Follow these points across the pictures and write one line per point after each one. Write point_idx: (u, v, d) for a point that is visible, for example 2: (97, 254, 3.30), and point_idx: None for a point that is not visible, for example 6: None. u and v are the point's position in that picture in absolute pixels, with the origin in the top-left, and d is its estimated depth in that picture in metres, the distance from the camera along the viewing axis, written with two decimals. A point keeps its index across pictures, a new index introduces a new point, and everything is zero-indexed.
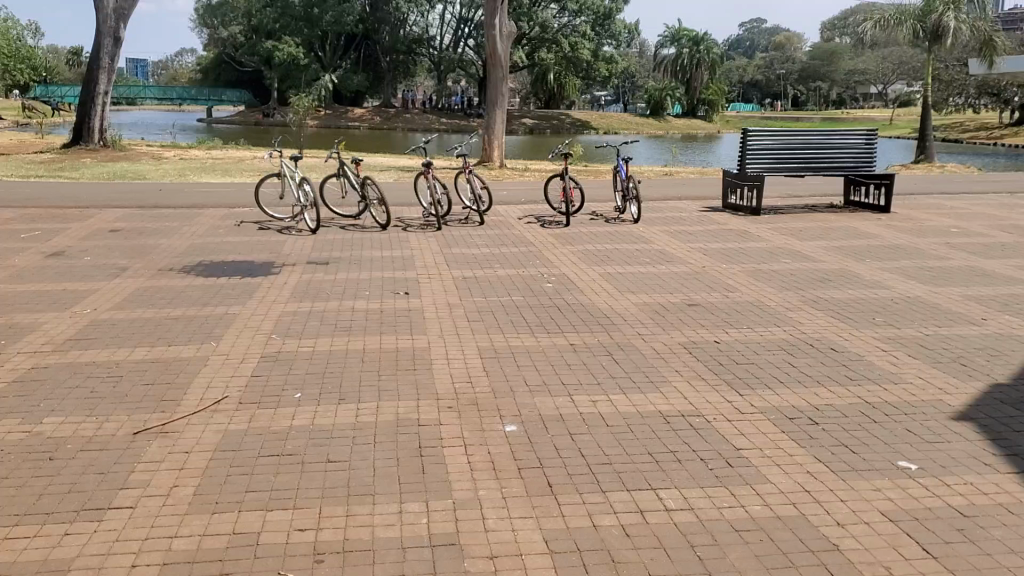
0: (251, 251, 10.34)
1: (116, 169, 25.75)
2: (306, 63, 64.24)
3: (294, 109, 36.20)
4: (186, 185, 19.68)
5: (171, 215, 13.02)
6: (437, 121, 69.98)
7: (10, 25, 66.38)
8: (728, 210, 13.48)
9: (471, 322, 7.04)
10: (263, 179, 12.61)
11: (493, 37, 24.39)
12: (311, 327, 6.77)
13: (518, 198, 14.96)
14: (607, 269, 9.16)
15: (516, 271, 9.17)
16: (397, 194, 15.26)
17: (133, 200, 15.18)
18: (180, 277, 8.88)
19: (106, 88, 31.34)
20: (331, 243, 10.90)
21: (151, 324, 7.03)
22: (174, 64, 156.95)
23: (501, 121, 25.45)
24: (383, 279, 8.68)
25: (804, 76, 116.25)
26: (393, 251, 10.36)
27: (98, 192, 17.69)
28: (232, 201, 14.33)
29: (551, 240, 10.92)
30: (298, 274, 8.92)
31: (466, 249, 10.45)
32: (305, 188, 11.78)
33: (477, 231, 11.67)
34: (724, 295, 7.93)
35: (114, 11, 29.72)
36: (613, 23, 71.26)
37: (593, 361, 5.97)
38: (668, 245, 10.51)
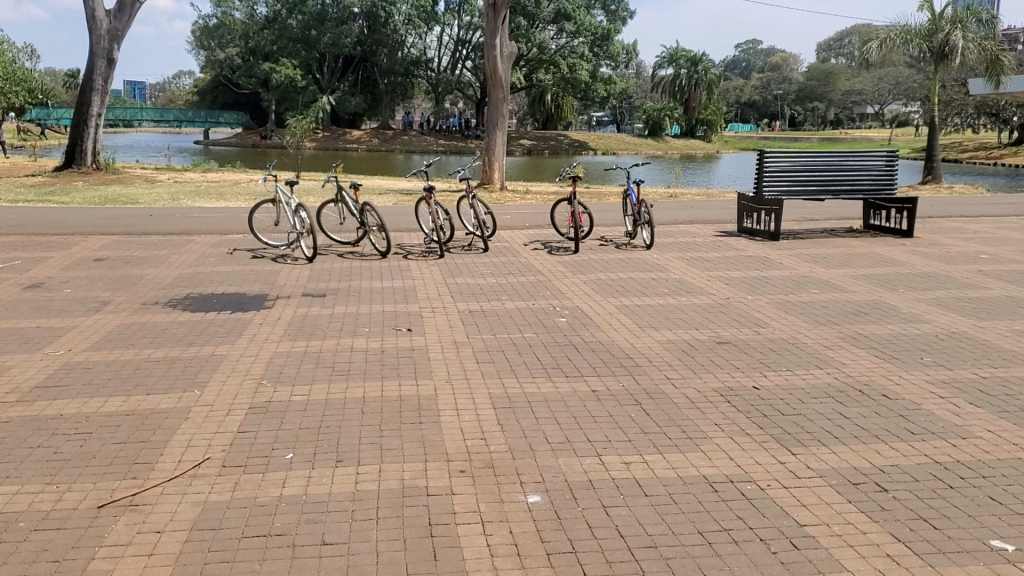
0: (243, 282, 9.73)
1: (108, 193, 25.19)
2: (303, 86, 63.80)
3: (291, 131, 35.70)
4: (179, 209, 19.11)
5: (161, 242, 12.42)
6: (435, 143, 69.64)
7: (6, 47, 66.02)
8: (744, 235, 12.89)
9: (481, 362, 6.40)
10: (257, 204, 12.00)
11: (494, 57, 23.78)
12: (304, 371, 6.13)
13: (522, 222, 14.36)
14: (624, 300, 8.53)
15: (526, 302, 8.53)
16: (397, 219, 14.67)
17: (121, 225, 14.59)
18: (164, 311, 8.26)
19: (99, 110, 30.85)
20: (329, 272, 10.29)
21: (127, 368, 6.39)
22: (171, 85, 156.58)
23: (501, 142, 24.88)
24: (384, 312, 8.05)
25: (801, 96, 116.17)
26: (394, 280, 9.74)
27: (85, 216, 17.10)
28: (224, 227, 13.73)
29: (561, 268, 10.31)
30: (292, 308, 8.29)
31: (472, 277, 9.83)
32: (301, 214, 11.17)
33: (482, 258, 11.05)
34: (755, 330, 7.32)
35: (108, 32, 29.20)
36: (612, 44, 71.01)
37: (620, 411, 5.33)
38: (686, 273, 9.89)
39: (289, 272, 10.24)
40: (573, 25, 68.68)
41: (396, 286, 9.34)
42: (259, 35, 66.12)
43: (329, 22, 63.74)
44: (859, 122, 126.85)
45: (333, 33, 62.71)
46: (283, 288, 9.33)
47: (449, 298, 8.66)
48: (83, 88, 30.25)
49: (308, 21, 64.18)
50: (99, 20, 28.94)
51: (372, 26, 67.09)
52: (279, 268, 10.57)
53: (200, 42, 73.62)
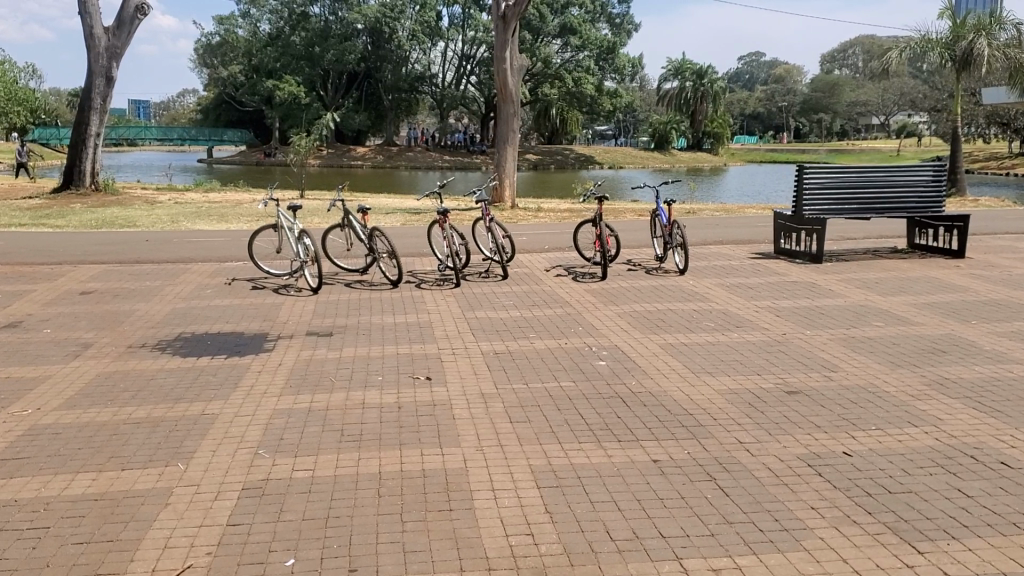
0: (242, 318, 8.82)
1: (106, 216, 24.34)
2: (307, 103, 63.08)
3: (295, 149, 34.87)
4: (177, 233, 18.27)
5: (154, 272, 11.53)
6: (440, 159, 68.88)
7: (7, 67, 65.45)
8: (782, 256, 12.03)
9: (516, 421, 5.44)
10: (257, 230, 11.10)
11: (503, 71, 22.90)
12: (306, 436, 5.21)
13: (540, 245, 13.45)
14: (668, 335, 7.58)
15: (557, 339, 7.61)
16: (407, 242, 13.79)
17: (115, 252, 13.71)
18: (151, 356, 7.34)
19: (98, 130, 30.06)
20: (336, 305, 9.37)
21: (100, 432, 5.45)
22: (175, 104, 156.05)
23: (512, 158, 23.98)
24: (398, 355, 7.14)
25: (806, 108, 115.56)
26: (408, 314, 8.83)
27: (79, 242, 16.23)
28: (223, 253, 12.85)
29: (590, 297, 9.40)
30: (295, 350, 7.36)
31: (495, 309, 8.92)
32: (305, 241, 10.27)
33: (502, 287, 10.14)
34: (825, 376, 6.39)
35: (106, 50, 28.41)
36: (617, 57, 70.34)
37: (691, 491, 4.41)
38: (730, 303, 8.95)
39: (291, 306, 9.34)
40: (578, 39, 68.06)
41: (410, 322, 8.42)
42: (262, 53, 65.54)
43: (332, 39, 63.15)
44: (865, 133, 125.83)
45: (337, 49, 62.10)
46: (285, 325, 8.41)
47: (470, 336, 7.75)
48: (81, 107, 29.46)
49: (311, 38, 63.64)
50: (97, 38, 28.16)
51: (377, 42, 66.39)
52: (281, 301, 9.66)
53: (202, 60, 73.03)
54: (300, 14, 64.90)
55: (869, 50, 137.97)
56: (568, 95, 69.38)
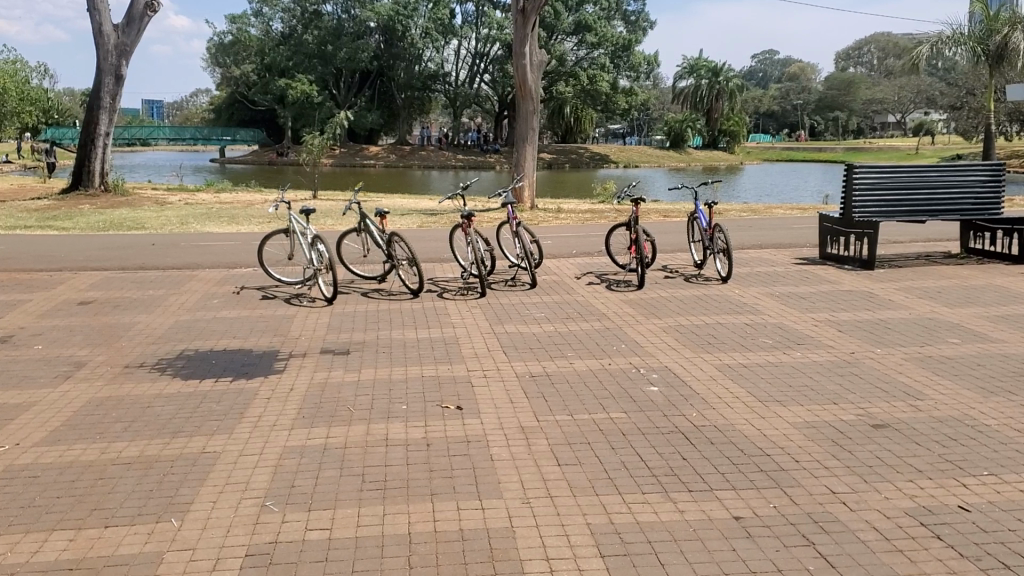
0: (251, 332, 8.08)
1: (115, 217, 23.71)
2: (320, 102, 62.47)
3: (307, 148, 34.22)
4: (187, 236, 17.59)
5: (160, 280, 10.82)
6: (453, 158, 68.16)
7: (19, 67, 65.12)
8: (829, 262, 11.25)
9: (567, 465, 4.66)
10: (267, 235, 10.37)
11: (523, 67, 22.09)
12: (321, 484, 4.45)
13: (568, 249, 12.68)
14: (724, 355, 6.79)
15: (600, 358, 6.84)
16: (426, 248, 13.03)
17: (119, 257, 13.01)
18: (150, 379, 6.59)
19: (107, 130, 29.45)
20: (352, 317, 8.64)
21: (85, 476, 4.70)
22: (188, 104, 155.82)
23: (532, 157, 23.22)
24: (424, 377, 6.38)
25: (821, 106, 114.42)
26: (431, 327, 8.08)
27: (84, 245, 15.58)
28: (233, 259, 12.12)
29: (630, 308, 8.64)
30: (309, 372, 6.61)
31: (527, 321, 8.17)
32: (318, 248, 9.54)
33: (532, 297, 9.38)
34: (911, 406, 5.60)
35: (115, 48, 27.84)
36: (632, 54, 69.54)
37: (789, 563, 3.63)
38: (785, 317, 8.16)
39: (305, 318, 8.60)
40: (594, 36, 67.24)
41: (436, 337, 7.66)
42: (274, 52, 65.00)
43: (345, 37, 62.61)
44: (882, 130, 124.49)
45: (349, 48, 61.55)
46: (298, 341, 7.67)
47: (503, 353, 6.99)
48: (90, 106, 28.87)
49: (324, 36, 63.06)
50: (106, 36, 27.59)
51: (389, 41, 65.69)
52: (291, 312, 8.92)
53: (215, 59, 72.60)
54: (312, 12, 64.46)
55: (886, 48, 136.61)
56: (583, 93, 68.61)
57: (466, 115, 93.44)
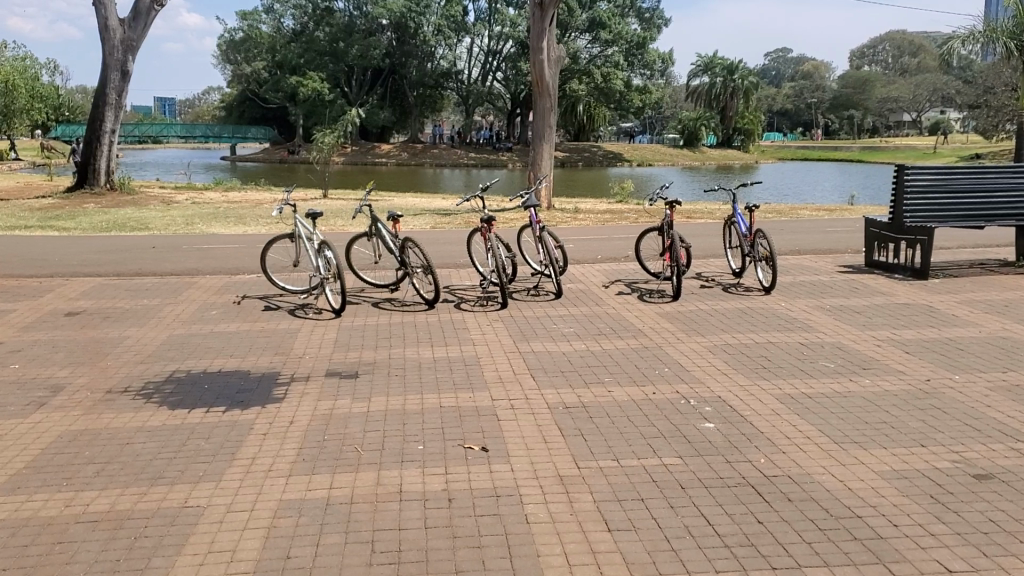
0: (251, 349, 7.30)
1: (121, 217, 23.04)
2: (331, 100, 61.80)
3: (318, 146, 33.50)
4: (192, 236, 16.84)
5: (156, 287, 10.06)
6: (465, 156, 67.46)
7: (28, 64, 64.69)
8: (877, 269, 10.45)
9: (620, 533, 3.84)
10: (271, 240, 9.57)
11: (540, 62, 21.28)
12: (324, 558, 3.66)
13: (592, 254, 11.89)
14: (785, 385, 5.97)
15: (642, 383, 6.03)
16: (442, 254, 12.25)
17: (116, 260, 12.25)
18: (133, 408, 5.81)
19: (113, 127, 28.73)
20: (362, 331, 7.85)
21: (42, 539, 3.93)
22: (200, 101, 155.62)
23: (548, 156, 22.40)
24: (444, 407, 5.60)
25: (836, 105, 113.14)
26: (450, 344, 7.29)
27: (82, 247, 14.86)
28: (236, 265, 11.35)
29: (667, 322, 7.85)
30: (311, 400, 5.82)
31: (557, 338, 7.37)
32: (325, 255, 8.76)
33: (559, 309, 8.58)
34: (1015, 451, 4.79)
35: (122, 43, 27.10)
36: (647, 52, 68.73)
37: None
38: (843, 336, 7.35)
39: (311, 333, 7.83)
40: (608, 33, 66.34)
41: (456, 356, 6.87)
42: (285, 49, 64.36)
43: (357, 34, 61.95)
44: (897, 129, 123.28)
45: (361, 45, 60.87)
46: (302, 361, 6.88)
47: (533, 377, 6.21)
48: (95, 102, 28.12)
49: (335, 33, 62.38)
50: (112, 30, 26.86)
51: (401, 38, 64.93)
52: (295, 326, 8.13)
53: (226, 56, 72.11)
54: (324, 9, 63.77)
55: (901, 46, 135.12)
56: (597, 91, 67.80)
57: (478, 112, 92.80)
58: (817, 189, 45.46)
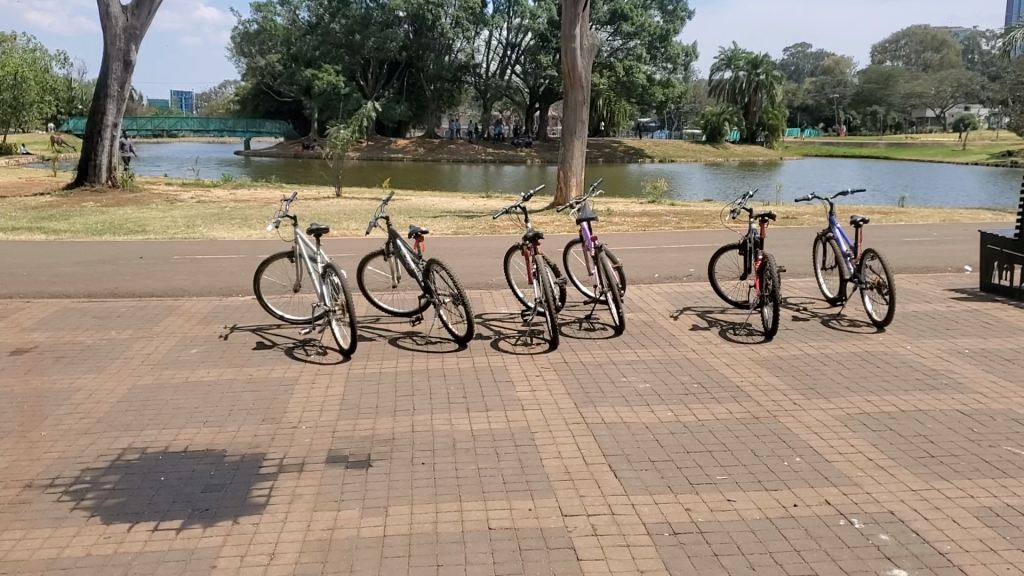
0: (232, 413, 5.53)
1: (118, 217, 21.43)
2: (346, 93, 60.26)
3: (331, 142, 31.76)
4: (191, 243, 15.11)
5: (131, 314, 8.33)
6: (484, 152, 65.91)
7: (38, 55, 63.26)
8: (994, 294, 8.71)
9: None
10: (266, 261, 7.89)
11: (572, 51, 19.42)
12: None
13: (648, 272, 10.12)
14: (983, 496, 4.16)
15: (773, 491, 4.22)
16: (472, 272, 10.49)
17: (91, 272, 10.56)
18: (50, 522, 4.06)
19: (115, 120, 27.07)
20: (376, 384, 6.08)
21: None
22: (216, 94, 154.74)
23: (580, 152, 20.50)
24: (495, 530, 3.83)
25: (859, 100, 110.67)
26: (493, 404, 5.52)
27: (62, 253, 13.24)
28: (229, 285, 9.62)
29: (774, 377, 6.04)
30: (302, 513, 4.07)
31: (632, 398, 5.58)
32: (331, 280, 7.02)
33: (626, 350, 6.79)
34: None
35: (124, 31, 25.50)
36: (670, 45, 67.20)
37: None
38: (1015, 401, 5.54)
39: (312, 387, 6.06)
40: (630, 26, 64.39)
41: (502, 428, 5.10)
42: (301, 42, 62.84)
43: (373, 26, 60.26)
44: (920, 125, 120.76)
45: (377, 37, 59.11)
46: (294, 435, 5.12)
47: (615, 469, 4.47)
48: (96, 94, 26.49)
49: (351, 25, 60.67)
50: (114, 18, 25.22)
51: (418, 30, 63.11)
52: (292, 375, 6.36)
53: (239, 49, 70.73)
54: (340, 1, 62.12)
55: (923, 41, 132.22)
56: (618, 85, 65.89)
57: (496, 106, 91.13)
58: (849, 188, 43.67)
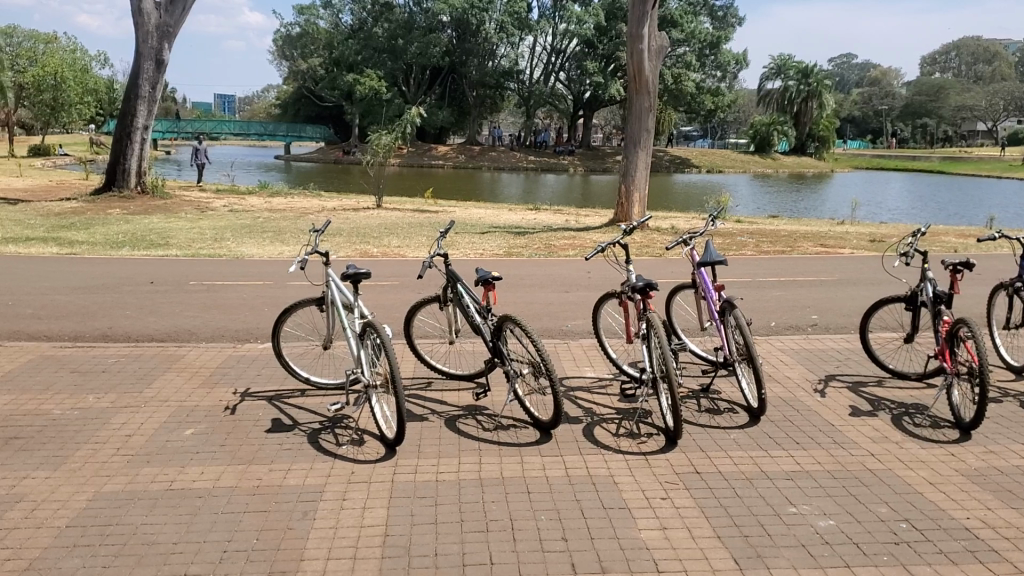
0: (223, 562, 3.72)
1: (143, 227, 19.88)
2: (388, 98, 58.80)
3: (373, 148, 30.14)
4: (215, 262, 13.48)
5: (118, 370, 6.59)
6: (526, 159, 64.20)
7: (79, 57, 62.66)
8: None
9: None
10: (290, 309, 6.09)
11: (639, 53, 17.54)
12: None
13: (761, 318, 8.20)
14: None
15: None
16: (544, 312, 8.68)
17: (85, 303, 8.85)
18: None
19: (145, 123, 25.65)
20: (436, 502, 4.26)
21: None
22: (259, 98, 154.96)
23: (643, 165, 18.48)
24: None
25: (909, 112, 107.56)
26: (616, 553, 3.73)
27: (64, 273, 11.61)
28: (246, 327, 7.89)
29: (1013, 513, 4.16)
30: None
31: (820, 552, 3.77)
32: (372, 345, 5.21)
33: (777, 450, 4.91)
34: None
35: (156, 28, 24.07)
36: (721, 53, 65.15)
37: None
38: None
39: (342, 507, 4.24)
40: (680, 32, 62.35)
41: None
42: (343, 45, 61.60)
43: (416, 31, 58.80)
44: (971, 137, 117.09)
45: (421, 42, 57.59)
46: None
47: None
48: (127, 95, 25.08)
49: (394, 29, 59.31)
50: (146, 14, 23.82)
51: (462, 35, 61.78)
52: (314, 482, 4.55)
53: (282, 52, 69.98)
54: (383, 4, 60.79)
55: (976, 53, 128.35)
56: (666, 93, 63.73)
57: (538, 113, 89.61)
58: (894, 203, 41.71)
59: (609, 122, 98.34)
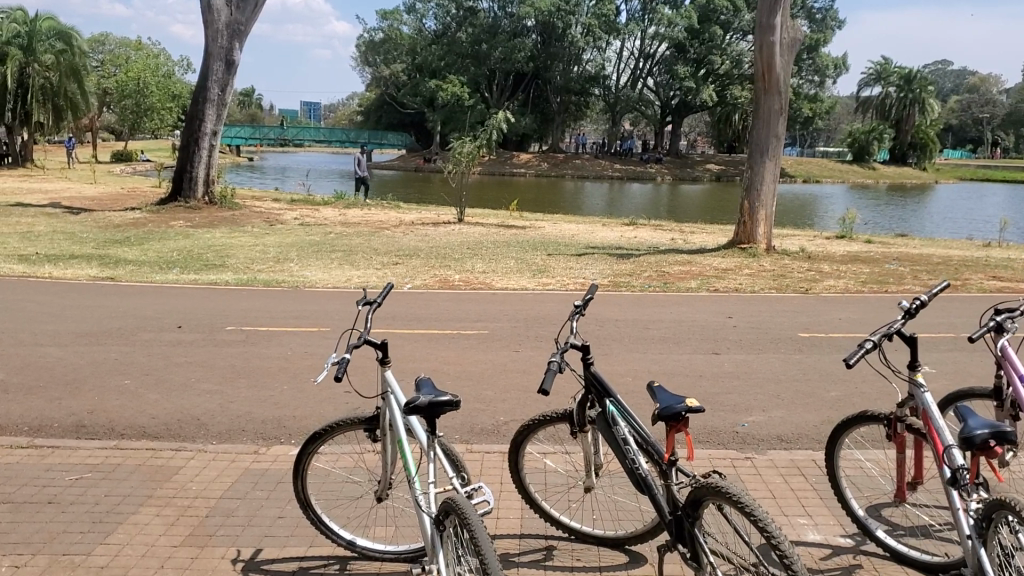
0: None
1: (204, 242, 17.99)
2: (471, 105, 56.81)
3: (455, 157, 28.00)
4: (270, 293, 11.27)
5: (69, 500, 4.29)
6: (611, 168, 61.53)
7: (163, 61, 62.35)
8: None
9: None
10: (324, 428, 3.69)
11: (769, 46, 14.92)
12: None
13: None
14: None
15: None
16: (704, 389, 6.12)
17: (77, 366, 6.64)
18: None
19: (214, 128, 23.83)
20: None
21: None
22: (342, 106, 155.81)
23: (771, 178, 15.75)
24: None
25: (1014, 119, 101.57)
26: None
27: (86, 307, 9.56)
28: (276, 417, 5.54)
29: None
30: None
31: None
32: (457, 527, 2.78)
33: None
34: None
35: (226, 27, 22.27)
36: (820, 56, 60.78)
37: None
38: None
39: None
40: None
41: None
42: (426, 51, 59.95)
43: (500, 35, 56.69)
44: None
45: (505, 46, 55.67)
46: None
47: None
48: (195, 98, 23.33)
49: (478, 34, 57.25)
50: (216, 11, 22.02)
51: (547, 39, 59.29)
52: None
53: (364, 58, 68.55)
54: (468, 8, 58.63)
55: None
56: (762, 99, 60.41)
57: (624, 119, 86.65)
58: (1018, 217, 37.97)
59: (698, 127, 94.92)
